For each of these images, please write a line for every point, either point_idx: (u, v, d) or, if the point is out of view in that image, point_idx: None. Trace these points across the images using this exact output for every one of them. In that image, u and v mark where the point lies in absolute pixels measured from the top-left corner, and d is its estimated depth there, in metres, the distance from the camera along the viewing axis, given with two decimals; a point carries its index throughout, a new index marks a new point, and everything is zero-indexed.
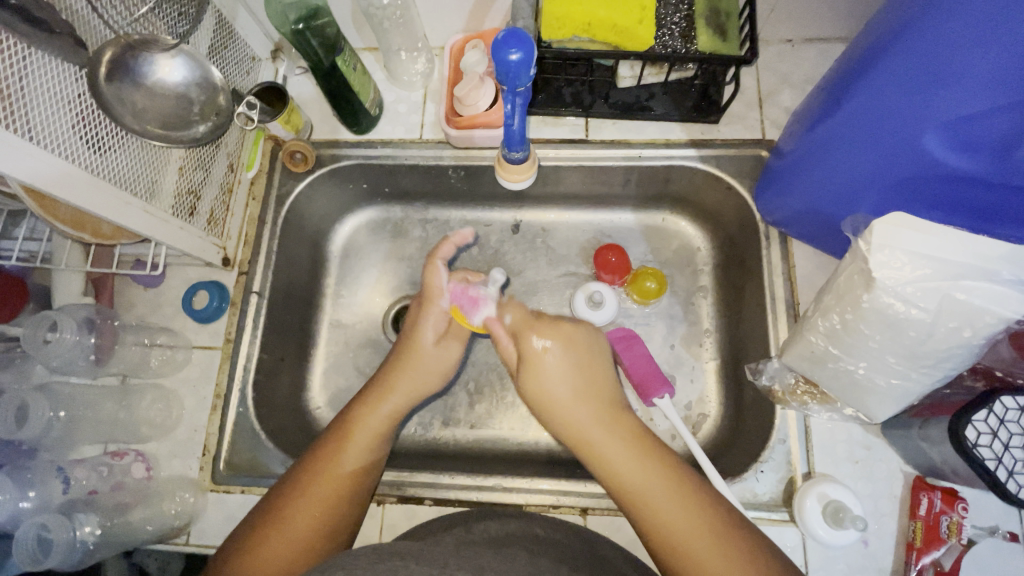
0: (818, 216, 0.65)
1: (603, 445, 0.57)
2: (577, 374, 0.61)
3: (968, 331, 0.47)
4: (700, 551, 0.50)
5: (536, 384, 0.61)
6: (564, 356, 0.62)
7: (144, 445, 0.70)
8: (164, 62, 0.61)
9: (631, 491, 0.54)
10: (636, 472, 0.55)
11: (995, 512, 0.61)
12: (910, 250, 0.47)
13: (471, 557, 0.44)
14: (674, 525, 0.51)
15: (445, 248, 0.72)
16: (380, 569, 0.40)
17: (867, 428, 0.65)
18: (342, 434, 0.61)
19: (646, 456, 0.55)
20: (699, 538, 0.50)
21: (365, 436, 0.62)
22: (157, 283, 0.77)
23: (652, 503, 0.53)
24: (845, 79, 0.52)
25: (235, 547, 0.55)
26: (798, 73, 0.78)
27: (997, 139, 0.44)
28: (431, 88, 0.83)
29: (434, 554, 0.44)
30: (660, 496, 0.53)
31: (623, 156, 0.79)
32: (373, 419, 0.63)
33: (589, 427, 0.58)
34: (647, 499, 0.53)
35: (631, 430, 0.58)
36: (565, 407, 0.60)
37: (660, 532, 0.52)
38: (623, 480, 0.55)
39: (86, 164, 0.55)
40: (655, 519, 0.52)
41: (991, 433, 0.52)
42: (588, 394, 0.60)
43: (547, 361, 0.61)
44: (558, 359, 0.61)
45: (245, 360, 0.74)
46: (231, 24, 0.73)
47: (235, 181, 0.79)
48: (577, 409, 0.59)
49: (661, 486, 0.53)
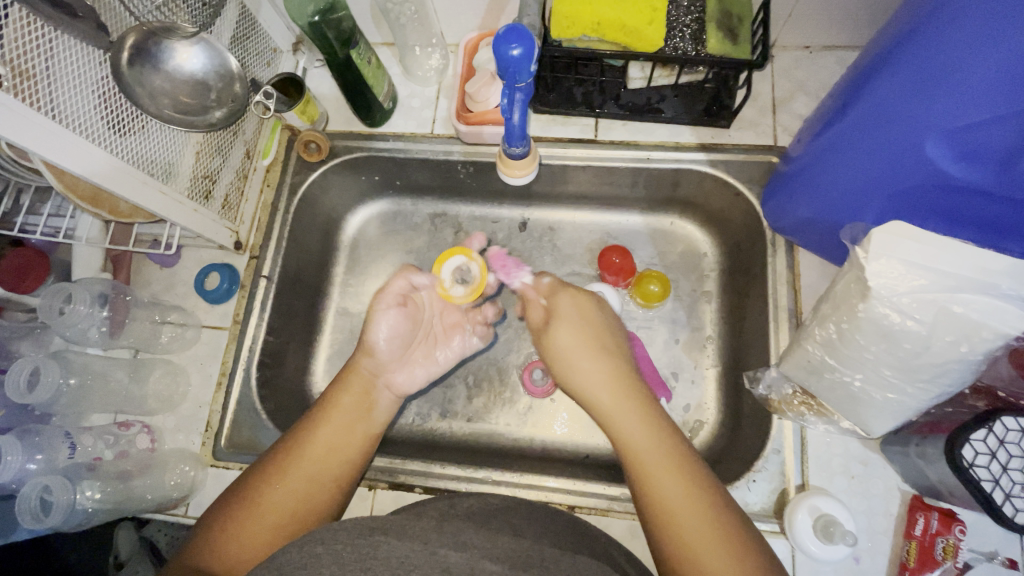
0: (821, 225, 0.64)
1: (608, 399, 0.59)
2: (595, 334, 0.65)
3: (965, 346, 0.46)
4: (679, 506, 0.50)
5: (557, 339, 0.66)
6: (588, 319, 0.66)
7: (151, 418, 0.74)
8: (183, 50, 0.63)
9: (626, 443, 0.56)
10: (636, 427, 0.56)
11: (996, 538, 0.59)
12: (905, 261, 0.46)
13: (455, 533, 0.44)
14: (657, 479, 0.52)
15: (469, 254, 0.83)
16: (362, 544, 0.41)
17: (865, 443, 0.64)
18: (321, 413, 0.63)
19: (647, 416, 0.57)
20: (680, 495, 0.51)
21: (342, 413, 0.64)
22: (171, 263, 0.80)
23: (650, 465, 0.53)
24: (856, 84, 0.52)
25: (213, 524, 0.56)
26: (814, 80, 0.77)
27: (1004, 149, 0.43)
28: (444, 84, 0.84)
29: (416, 529, 0.44)
30: (657, 459, 0.53)
31: (632, 158, 0.79)
32: (345, 399, 0.64)
33: (601, 384, 0.61)
34: (640, 452, 0.54)
35: (636, 389, 0.60)
36: (576, 360, 0.63)
37: (649, 496, 0.52)
38: (625, 437, 0.56)
39: (106, 143, 0.57)
40: (644, 474, 0.53)
41: (989, 454, 0.51)
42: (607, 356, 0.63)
43: (569, 322, 0.66)
44: (575, 318, 0.66)
45: (250, 340, 0.76)
46: (254, 15, 0.75)
47: (251, 169, 0.81)
48: (588, 361, 0.63)
49: (654, 443, 0.55)
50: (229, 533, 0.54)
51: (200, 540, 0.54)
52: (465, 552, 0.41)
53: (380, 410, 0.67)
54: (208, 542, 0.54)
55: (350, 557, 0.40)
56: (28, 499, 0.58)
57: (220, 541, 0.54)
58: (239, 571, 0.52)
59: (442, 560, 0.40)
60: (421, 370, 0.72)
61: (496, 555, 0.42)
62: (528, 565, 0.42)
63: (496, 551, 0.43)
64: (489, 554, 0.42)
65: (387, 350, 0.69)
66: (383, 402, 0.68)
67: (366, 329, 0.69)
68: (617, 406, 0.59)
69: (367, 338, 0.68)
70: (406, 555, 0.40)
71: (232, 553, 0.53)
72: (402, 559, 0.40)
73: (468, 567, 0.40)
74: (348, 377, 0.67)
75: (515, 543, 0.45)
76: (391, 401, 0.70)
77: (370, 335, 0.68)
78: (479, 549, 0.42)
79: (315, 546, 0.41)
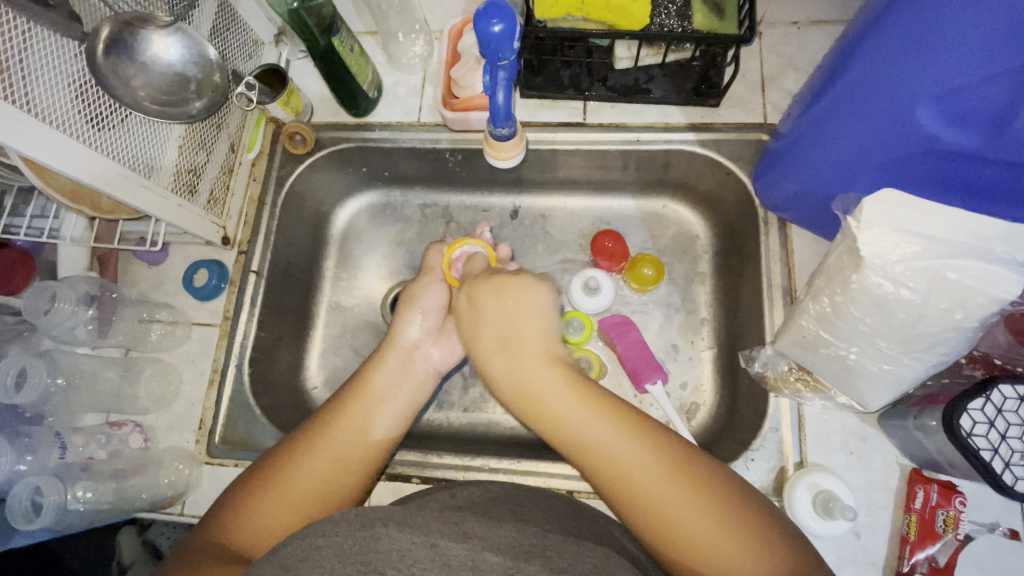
0: (813, 199, 0.63)
1: (535, 387, 0.55)
2: (508, 321, 0.61)
3: (960, 313, 0.46)
4: (651, 488, 0.48)
5: (477, 336, 0.62)
6: (503, 308, 0.61)
7: (143, 417, 0.73)
8: (160, 40, 0.61)
9: (569, 436, 0.52)
10: (568, 411, 0.53)
11: (996, 509, 0.59)
12: (900, 230, 0.46)
13: (456, 522, 0.43)
14: (614, 460, 0.50)
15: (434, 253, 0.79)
16: (362, 535, 0.40)
17: (862, 418, 0.63)
18: (345, 403, 0.62)
19: (579, 396, 0.54)
20: (636, 467, 0.49)
21: (370, 398, 0.63)
22: (159, 260, 0.79)
23: (593, 444, 0.51)
24: (845, 53, 0.50)
25: (223, 512, 0.54)
26: (802, 56, 0.77)
27: (995, 109, 0.42)
28: (430, 71, 0.83)
29: (416, 518, 0.43)
30: (601, 437, 0.51)
31: (621, 140, 0.78)
32: (378, 381, 0.64)
33: (522, 372, 0.57)
34: (582, 436, 0.52)
35: (566, 374, 0.56)
36: (501, 362, 0.59)
37: (603, 473, 0.50)
38: (559, 423, 0.53)
39: (85, 137, 0.56)
40: (590, 454, 0.51)
41: (987, 423, 0.51)
42: (519, 344, 0.59)
43: (488, 316, 0.62)
44: (492, 313, 0.62)
45: (242, 336, 0.75)
46: (233, 6, 0.74)
47: (236, 162, 0.80)
48: (508, 356, 0.58)
49: (602, 427, 0.51)
50: (242, 518, 0.53)
51: (215, 524, 0.53)
52: (466, 543, 0.41)
53: (417, 384, 0.67)
54: (223, 526, 0.53)
55: (350, 550, 0.39)
56: (19, 501, 0.59)
57: (236, 524, 0.53)
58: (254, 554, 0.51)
59: (443, 551, 0.39)
60: (458, 342, 0.73)
61: (497, 545, 0.41)
62: (532, 555, 0.41)
63: (498, 540, 0.42)
64: (489, 543, 0.41)
65: (425, 321, 0.71)
66: (417, 379, 0.68)
67: (410, 301, 0.73)
68: (553, 402, 0.54)
69: (410, 308, 0.72)
70: (407, 548, 0.39)
71: (248, 535, 0.52)
72: (403, 552, 0.39)
73: (468, 560, 0.39)
74: (381, 356, 0.67)
75: (517, 531, 0.44)
76: (430, 376, 0.70)
77: (415, 303, 0.72)
78: (480, 538, 0.42)
79: (316, 538, 0.40)
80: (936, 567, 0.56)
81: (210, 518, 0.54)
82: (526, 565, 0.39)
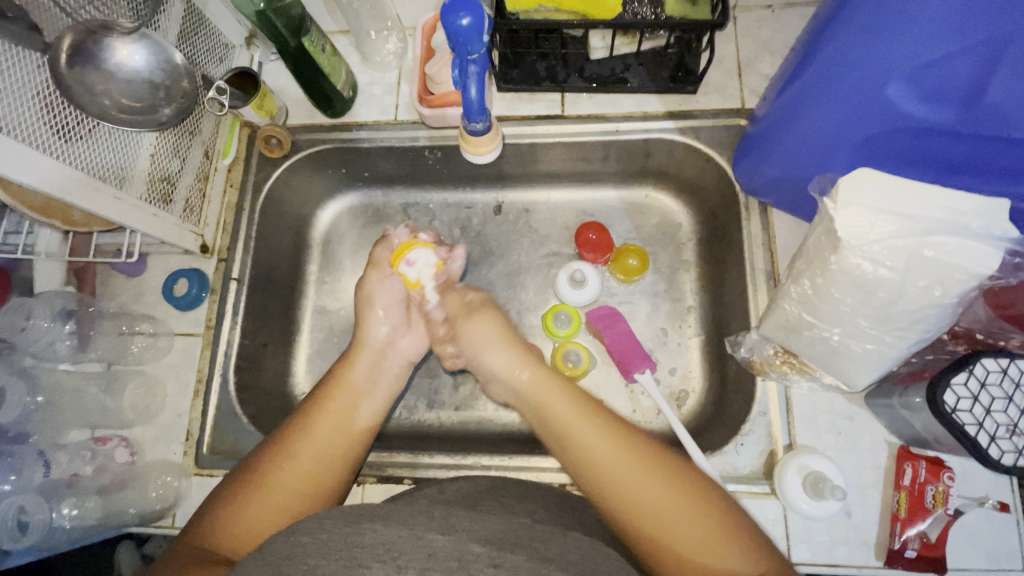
0: (792, 182, 0.63)
1: (525, 380, 0.61)
2: (506, 333, 0.67)
3: (938, 290, 0.47)
4: (619, 467, 0.50)
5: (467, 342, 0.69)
6: (493, 316, 0.69)
7: (128, 431, 0.72)
8: (123, 47, 0.60)
9: (552, 419, 0.57)
10: (555, 397, 0.58)
11: (984, 483, 0.60)
12: (878, 208, 0.46)
13: (442, 516, 0.43)
14: (589, 441, 0.53)
15: (380, 249, 0.76)
16: (346, 531, 0.40)
17: (849, 398, 0.64)
18: (321, 395, 0.63)
19: (562, 385, 0.59)
20: (606, 447, 0.52)
21: (344, 392, 0.63)
22: (139, 271, 0.78)
23: (572, 425, 0.55)
24: (815, 34, 0.49)
25: (207, 514, 0.54)
26: (778, 39, 0.76)
27: (964, 83, 0.42)
28: (405, 68, 0.82)
29: (403, 513, 0.43)
30: (579, 420, 0.55)
31: (600, 131, 0.77)
32: (356, 375, 0.65)
33: (513, 369, 0.63)
34: (562, 419, 0.56)
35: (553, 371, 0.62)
36: (495, 356, 0.65)
37: (580, 455, 0.53)
38: (548, 406, 0.58)
39: (51, 149, 0.55)
40: (568, 434, 0.54)
41: (972, 398, 0.51)
42: (513, 342, 0.66)
43: (478, 321, 0.69)
44: (487, 320, 0.69)
45: (225, 344, 0.74)
46: (202, 10, 0.72)
47: (211, 169, 0.79)
48: (501, 355, 0.65)
49: (579, 412, 0.56)
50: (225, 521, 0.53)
51: (201, 525, 0.53)
52: (451, 535, 0.40)
53: (391, 378, 0.70)
54: (206, 526, 0.53)
55: (335, 547, 0.40)
56: (4, 520, 0.60)
57: (217, 528, 0.52)
58: (233, 556, 0.51)
59: (427, 543, 0.39)
60: (422, 334, 0.75)
61: (483, 536, 0.41)
62: (518, 545, 0.41)
63: (484, 531, 0.42)
64: (475, 535, 0.41)
65: (387, 320, 0.72)
66: (392, 373, 0.70)
67: (365, 300, 0.72)
68: (542, 390, 0.59)
69: (369, 310, 0.72)
70: (391, 541, 0.39)
71: (232, 537, 0.52)
72: (387, 545, 0.40)
73: (453, 551, 0.39)
74: (352, 353, 0.68)
75: (504, 521, 0.43)
76: (403, 368, 0.72)
77: (370, 301, 0.72)
78: (466, 530, 0.41)
79: (299, 535, 0.40)
80: (927, 543, 0.57)
81: (197, 519, 0.54)
82: (511, 555, 0.40)
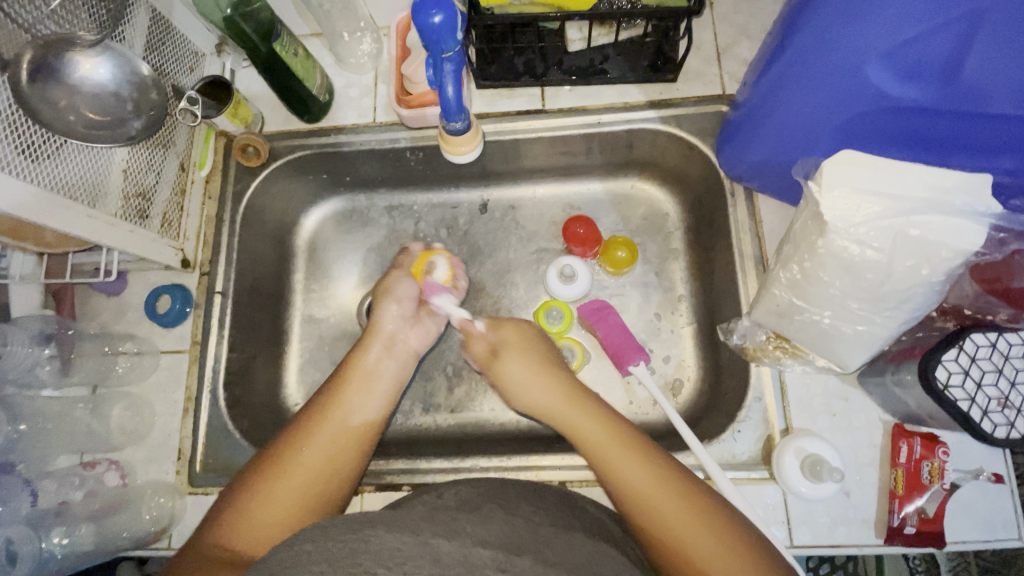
0: (776, 166, 0.63)
1: (560, 410, 0.60)
2: (535, 357, 0.67)
3: (925, 268, 0.47)
4: (654, 499, 0.49)
5: (500, 367, 0.68)
6: (518, 346, 0.68)
7: (118, 454, 0.70)
8: (86, 60, 0.57)
9: (589, 447, 0.55)
10: (589, 423, 0.57)
11: (978, 456, 0.60)
12: (861, 189, 0.47)
13: (447, 521, 0.43)
14: (624, 471, 0.52)
15: (405, 260, 0.81)
16: (352, 539, 0.39)
17: (843, 379, 0.64)
18: (335, 384, 0.63)
19: (597, 414, 0.58)
20: (643, 479, 0.51)
21: (356, 379, 0.64)
22: (119, 289, 0.76)
23: (611, 458, 0.53)
24: (790, 16, 0.49)
25: (219, 513, 0.52)
26: (755, 23, 0.76)
27: (942, 60, 0.42)
28: (381, 69, 0.81)
29: (407, 520, 0.42)
30: (613, 449, 0.54)
31: (582, 123, 0.77)
32: (365, 361, 0.66)
33: (545, 395, 0.62)
34: (596, 447, 0.55)
35: (578, 394, 0.61)
36: (524, 384, 0.65)
37: (619, 489, 0.51)
38: (583, 434, 0.57)
39: (19, 171, 0.53)
40: (607, 467, 0.53)
41: (963, 373, 0.51)
42: (545, 367, 0.65)
43: (509, 350, 0.68)
44: (518, 350, 0.68)
45: (213, 360, 0.73)
46: (168, 19, 0.70)
47: (188, 181, 0.77)
48: (530, 384, 0.64)
49: (613, 442, 0.54)
50: (239, 521, 0.51)
51: (216, 525, 0.51)
52: (457, 540, 0.40)
53: (400, 364, 0.69)
54: (220, 523, 0.51)
55: (338, 551, 0.38)
56: None
57: (233, 527, 0.51)
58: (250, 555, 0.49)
59: (434, 549, 0.39)
60: (432, 328, 0.76)
61: (487, 540, 0.41)
62: (524, 551, 0.41)
63: (488, 536, 0.42)
64: (480, 539, 0.41)
65: (399, 311, 0.73)
66: (400, 359, 0.69)
67: (384, 293, 0.74)
68: (575, 418, 0.59)
69: (383, 302, 0.73)
70: (398, 547, 0.38)
71: (247, 537, 0.50)
72: (394, 551, 0.38)
73: (460, 556, 0.38)
74: (362, 339, 0.69)
75: (507, 526, 0.44)
76: (412, 359, 0.71)
77: (390, 293, 0.74)
78: (470, 535, 0.41)
79: (302, 544, 0.39)
80: (926, 519, 0.58)
81: (210, 517, 0.53)
82: (517, 558, 0.39)
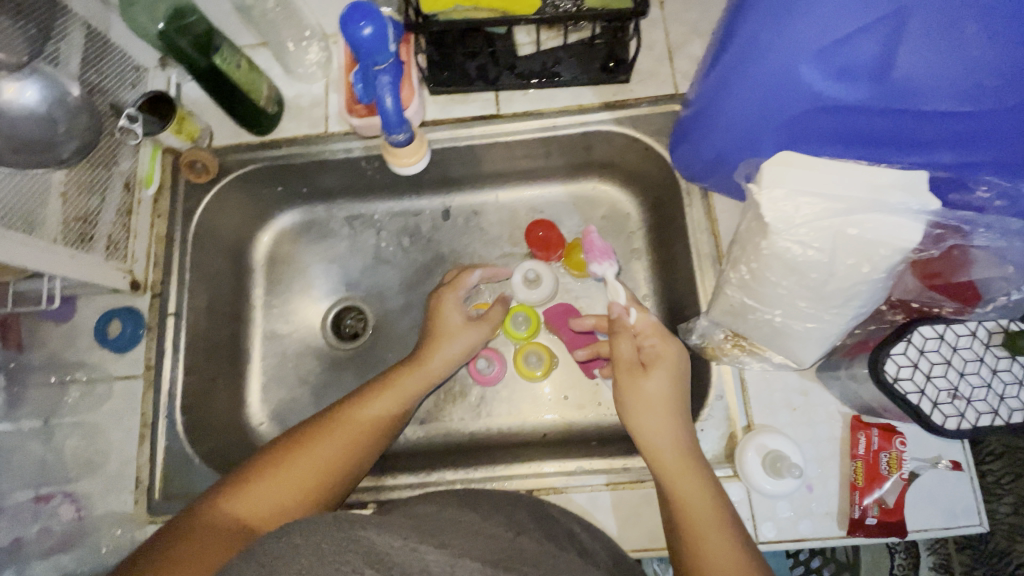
0: (726, 165, 0.63)
1: (666, 453, 0.56)
2: (675, 395, 0.58)
3: (867, 267, 0.47)
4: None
5: (632, 388, 0.59)
6: (666, 379, 0.59)
7: (73, 486, 0.68)
8: (10, 84, 0.55)
9: (680, 500, 0.53)
10: (694, 488, 0.53)
11: (935, 444, 0.61)
12: (799, 190, 0.47)
13: (434, 533, 0.42)
14: (708, 542, 0.50)
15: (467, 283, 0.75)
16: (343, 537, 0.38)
17: (802, 374, 0.64)
18: (370, 394, 0.63)
19: (703, 477, 0.54)
20: (724, 557, 0.49)
21: (387, 394, 0.63)
22: (69, 315, 0.74)
23: (706, 533, 0.50)
24: (728, 18, 0.49)
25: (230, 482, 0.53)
26: (706, 21, 0.76)
27: (873, 59, 0.42)
28: (331, 78, 0.79)
29: (397, 524, 0.42)
30: (710, 522, 0.51)
31: (536, 126, 0.76)
32: (405, 382, 0.65)
33: (665, 439, 0.56)
34: (688, 506, 0.52)
35: (690, 446, 0.56)
36: (650, 416, 0.58)
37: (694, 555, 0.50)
38: (679, 491, 0.54)
39: None
40: (696, 535, 0.50)
41: (912, 366, 0.52)
42: (678, 411, 0.58)
43: (654, 372, 0.59)
44: (664, 381, 0.59)
45: (171, 383, 0.71)
46: (105, 34, 0.69)
47: (135, 201, 0.74)
48: (656, 421, 0.57)
49: (711, 515, 0.52)
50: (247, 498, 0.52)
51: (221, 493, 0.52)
52: (444, 550, 0.39)
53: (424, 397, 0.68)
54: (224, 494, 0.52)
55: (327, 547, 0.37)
56: None
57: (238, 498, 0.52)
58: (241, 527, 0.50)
59: (421, 555, 0.38)
60: None
61: (472, 552, 0.40)
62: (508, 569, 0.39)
63: (476, 550, 0.41)
64: (466, 552, 0.40)
65: (453, 356, 0.69)
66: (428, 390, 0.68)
67: (443, 333, 0.69)
68: (681, 468, 0.55)
69: (443, 342, 0.68)
70: (387, 550, 0.37)
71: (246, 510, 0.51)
72: (383, 554, 0.37)
73: (447, 565, 0.37)
74: (410, 365, 0.66)
75: (492, 541, 0.43)
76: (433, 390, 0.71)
77: (448, 339, 0.69)
78: (458, 547, 0.40)
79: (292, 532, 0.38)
80: (886, 509, 0.59)
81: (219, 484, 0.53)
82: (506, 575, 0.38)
